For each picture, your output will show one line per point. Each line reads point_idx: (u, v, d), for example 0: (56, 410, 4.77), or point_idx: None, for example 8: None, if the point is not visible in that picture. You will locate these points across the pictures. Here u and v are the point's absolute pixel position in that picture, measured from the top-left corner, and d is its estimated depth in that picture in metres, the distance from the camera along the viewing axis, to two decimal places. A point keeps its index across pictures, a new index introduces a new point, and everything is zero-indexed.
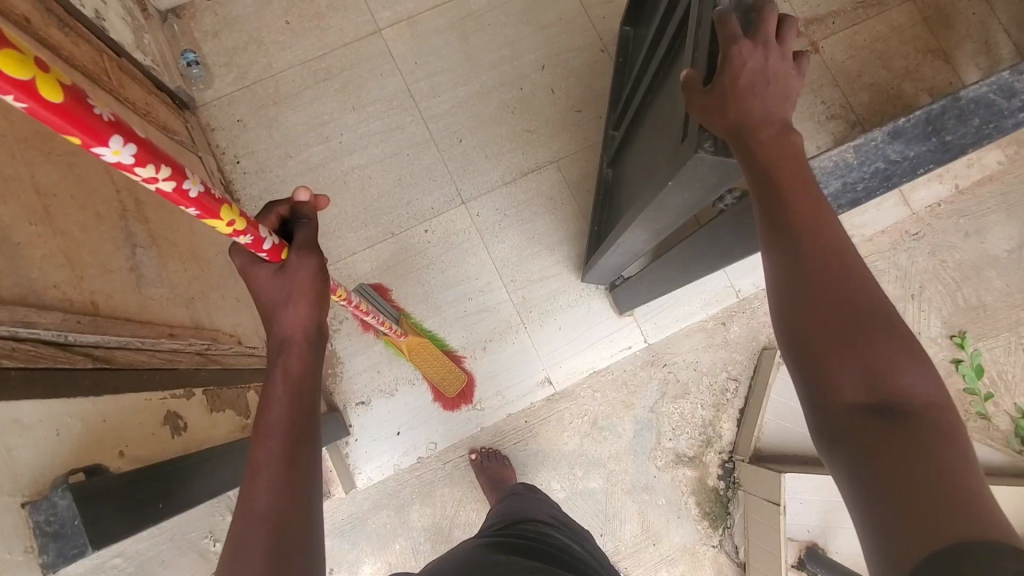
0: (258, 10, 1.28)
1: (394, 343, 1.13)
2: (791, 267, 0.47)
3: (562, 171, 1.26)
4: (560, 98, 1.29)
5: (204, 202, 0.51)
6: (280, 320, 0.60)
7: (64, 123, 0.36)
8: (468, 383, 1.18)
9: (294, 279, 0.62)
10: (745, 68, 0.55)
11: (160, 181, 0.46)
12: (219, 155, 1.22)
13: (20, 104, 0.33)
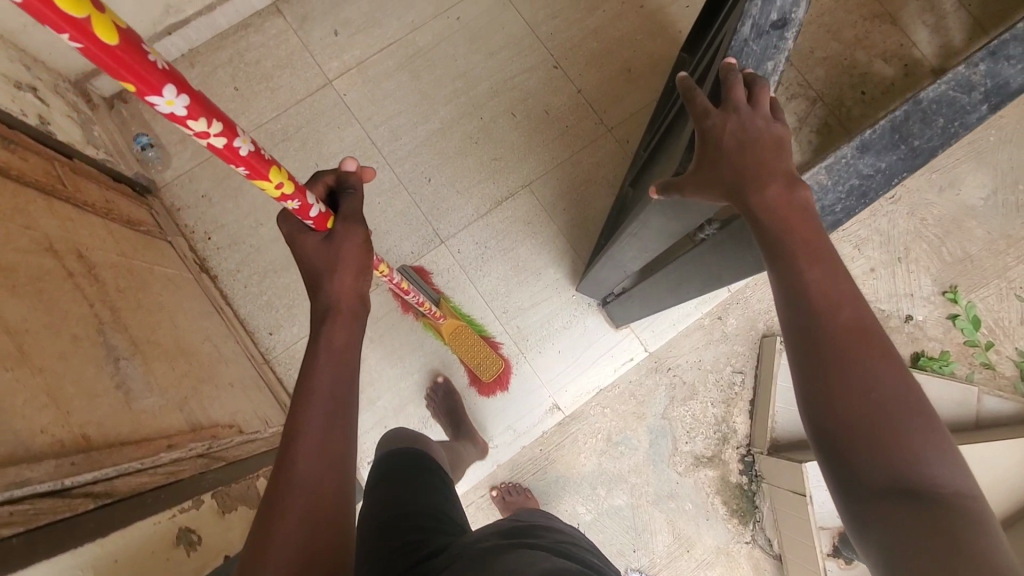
0: (204, 81, 1.26)
1: (435, 326, 1.14)
2: (813, 346, 0.47)
3: (536, 193, 1.25)
4: (522, 121, 1.28)
5: (253, 161, 0.54)
6: (333, 291, 0.60)
7: (119, 69, 0.38)
8: (505, 369, 1.18)
9: (339, 249, 0.62)
10: (725, 135, 0.54)
11: (207, 133, 0.48)
12: (189, 234, 1.20)
13: (75, 44, 0.35)
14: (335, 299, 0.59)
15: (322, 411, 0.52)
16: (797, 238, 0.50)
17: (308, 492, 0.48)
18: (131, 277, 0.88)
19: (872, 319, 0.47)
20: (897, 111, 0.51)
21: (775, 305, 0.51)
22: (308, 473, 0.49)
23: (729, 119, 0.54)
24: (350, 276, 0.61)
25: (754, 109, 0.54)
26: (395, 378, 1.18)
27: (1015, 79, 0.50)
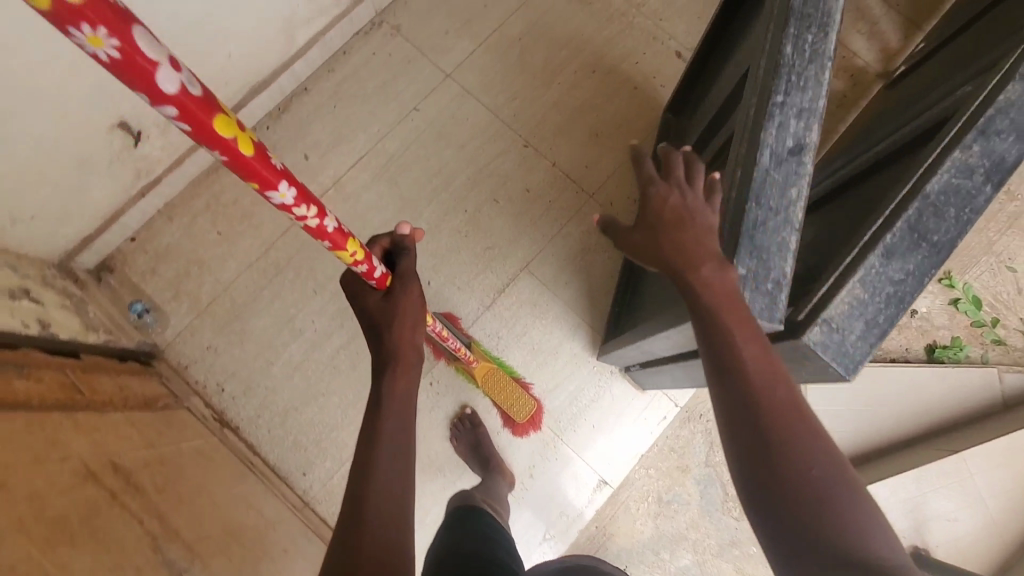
0: (186, 232, 1.25)
1: (468, 369, 1.17)
2: (750, 417, 0.48)
3: (536, 273, 1.27)
4: (506, 205, 1.29)
5: (336, 237, 0.71)
6: (399, 341, 0.75)
7: (252, 173, 0.54)
8: (537, 408, 1.19)
9: (400, 302, 0.79)
10: (665, 207, 0.59)
11: (306, 216, 0.65)
12: (203, 390, 1.18)
13: (223, 157, 0.51)
14: (399, 347, 0.75)
15: (394, 442, 0.65)
16: (728, 316, 0.53)
17: (384, 513, 0.58)
18: (165, 468, 0.86)
19: (805, 400, 0.49)
20: (911, 208, 0.50)
21: (711, 378, 0.52)
22: (387, 490, 0.60)
23: (669, 191, 0.60)
24: (412, 322, 0.78)
25: (691, 189, 0.60)
26: (439, 489, 1.18)
27: (1010, 153, 0.51)
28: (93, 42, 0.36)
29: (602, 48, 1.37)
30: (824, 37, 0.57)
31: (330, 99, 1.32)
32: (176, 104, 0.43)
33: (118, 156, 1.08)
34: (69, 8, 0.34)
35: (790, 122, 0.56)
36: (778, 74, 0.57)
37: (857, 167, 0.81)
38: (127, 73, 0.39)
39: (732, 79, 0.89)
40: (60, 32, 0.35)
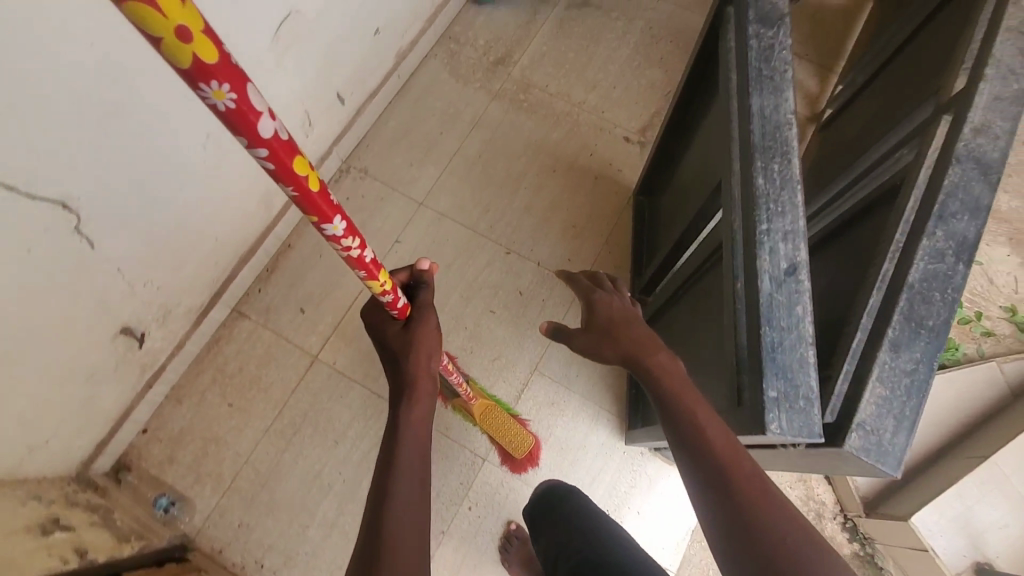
0: (197, 411, 1.25)
1: (466, 409, 1.20)
2: (718, 483, 0.59)
3: (547, 373, 1.29)
4: (503, 313, 1.33)
5: (372, 269, 0.73)
6: (417, 372, 0.82)
7: (315, 208, 0.58)
8: (536, 445, 1.21)
9: (419, 334, 0.85)
10: (609, 305, 0.84)
11: (350, 248, 0.68)
12: (242, 571, 1.15)
13: (293, 192, 0.55)
14: (416, 375, 0.82)
15: (410, 472, 0.71)
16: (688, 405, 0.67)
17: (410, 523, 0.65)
18: None
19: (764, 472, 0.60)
20: (901, 299, 0.55)
21: (683, 456, 0.64)
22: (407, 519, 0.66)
23: (611, 297, 0.85)
24: (428, 355, 0.85)
25: (621, 295, 0.87)
26: None
27: (969, 232, 0.58)
28: (214, 95, 0.41)
29: (556, 148, 1.47)
30: (788, 163, 0.61)
31: (315, 249, 1.37)
32: (268, 148, 0.47)
33: (123, 358, 1.10)
34: (202, 68, 0.38)
35: (781, 246, 0.58)
36: (756, 203, 0.59)
37: (839, 245, 0.87)
38: (235, 122, 0.44)
39: (698, 192, 0.93)
40: (188, 86, 0.40)
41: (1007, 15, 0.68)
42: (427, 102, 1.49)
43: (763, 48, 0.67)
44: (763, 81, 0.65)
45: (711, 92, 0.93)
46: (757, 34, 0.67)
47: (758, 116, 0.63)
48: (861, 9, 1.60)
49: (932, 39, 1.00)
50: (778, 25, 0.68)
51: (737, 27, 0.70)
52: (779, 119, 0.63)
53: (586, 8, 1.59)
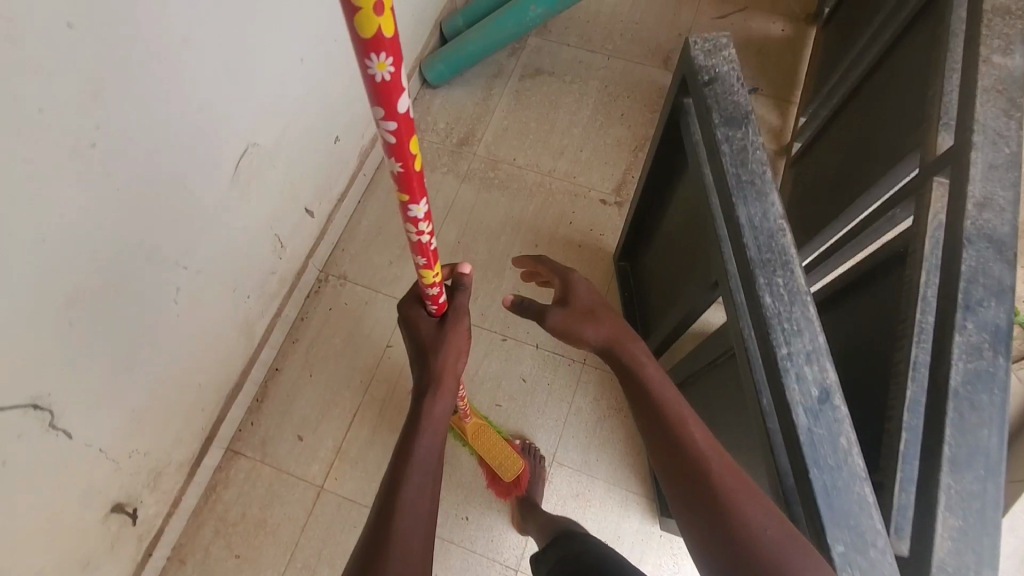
0: (203, 568, 1.16)
1: (460, 427, 1.18)
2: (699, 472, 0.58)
3: (566, 462, 1.21)
4: (509, 405, 1.26)
5: (432, 256, 0.74)
6: (441, 372, 0.79)
7: (411, 191, 0.62)
8: (525, 470, 1.15)
9: (450, 334, 0.82)
10: (586, 293, 0.82)
11: (422, 234, 0.70)
12: None
13: (399, 170, 0.60)
14: (441, 376, 0.79)
15: (425, 469, 0.69)
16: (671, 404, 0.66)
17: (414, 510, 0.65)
18: None
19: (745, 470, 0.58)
20: (950, 411, 0.53)
21: (666, 447, 0.63)
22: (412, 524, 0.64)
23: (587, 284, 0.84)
24: (456, 355, 0.83)
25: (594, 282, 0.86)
26: None
27: (1000, 318, 0.55)
28: (377, 65, 0.47)
29: (534, 222, 1.43)
30: (793, 273, 0.61)
31: (304, 369, 1.30)
32: (400, 122, 0.53)
33: (118, 536, 1.02)
34: (377, 37, 0.45)
35: (807, 369, 0.56)
36: (770, 327, 0.58)
37: (851, 311, 0.83)
38: (382, 93, 0.50)
39: (687, 283, 0.91)
40: (358, 55, 0.46)
41: (978, 76, 0.67)
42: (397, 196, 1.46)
43: (736, 151, 0.68)
44: (745, 186, 0.66)
45: (679, 176, 0.94)
46: (726, 138, 0.68)
47: (750, 227, 0.63)
48: (805, 40, 1.62)
49: (891, 80, 1.00)
50: (745, 124, 0.69)
51: (705, 130, 0.71)
52: (771, 227, 0.63)
53: (539, 75, 1.59)
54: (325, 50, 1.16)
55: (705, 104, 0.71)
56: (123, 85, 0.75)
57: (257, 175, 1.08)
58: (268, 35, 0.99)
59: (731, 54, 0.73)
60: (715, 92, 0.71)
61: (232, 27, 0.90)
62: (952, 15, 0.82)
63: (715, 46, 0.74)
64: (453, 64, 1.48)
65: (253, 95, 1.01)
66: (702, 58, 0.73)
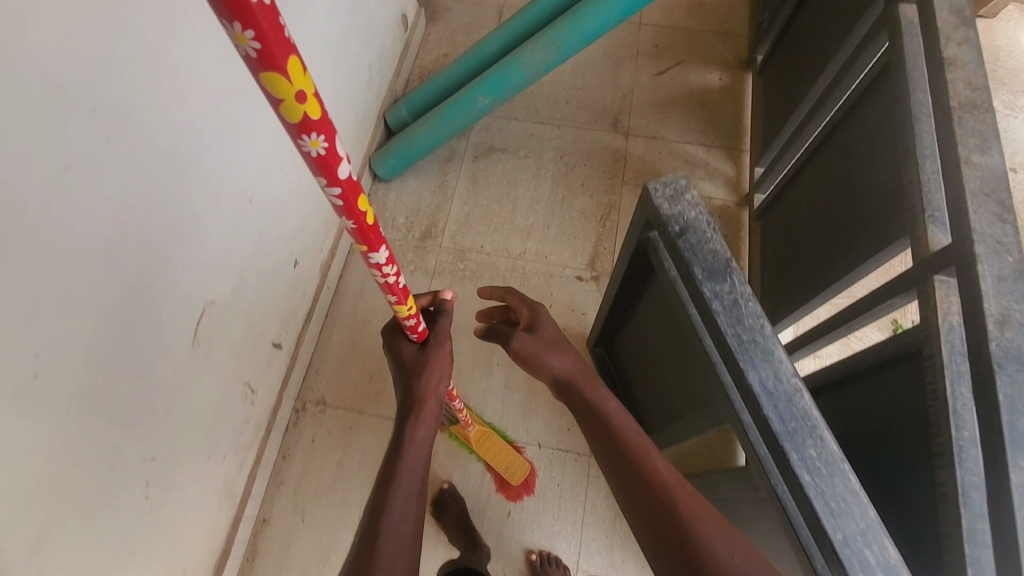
0: None
1: (463, 435, 1.18)
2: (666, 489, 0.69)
3: (591, 568, 1.16)
4: (521, 517, 1.19)
5: (402, 292, 0.73)
6: (426, 393, 0.83)
7: (367, 239, 0.60)
8: (531, 471, 1.21)
9: (433, 358, 0.86)
10: (550, 332, 0.97)
11: (387, 275, 0.69)
12: None
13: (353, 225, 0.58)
14: (425, 398, 0.82)
15: (409, 488, 0.70)
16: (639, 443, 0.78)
17: (400, 516, 0.67)
18: None
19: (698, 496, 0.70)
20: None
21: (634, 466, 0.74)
22: (400, 526, 0.66)
23: (550, 322, 1.00)
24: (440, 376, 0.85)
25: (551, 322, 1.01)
26: None
27: None
28: (310, 144, 0.45)
29: None
30: (823, 440, 0.60)
31: (296, 513, 1.21)
32: (344, 187, 0.51)
33: None
34: (305, 123, 0.43)
35: (867, 552, 0.54)
36: (817, 509, 0.56)
37: (867, 403, 0.82)
38: (320, 167, 0.48)
39: (693, 410, 0.89)
40: (290, 137, 0.44)
41: (964, 179, 0.68)
42: (366, 304, 1.39)
43: (728, 307, 0.68)
44: (747, 346, 0.66)
45: (653, 297, 0.95)
46: (715, 295, 0.69)
47: (766, 394, 0.63)
48: (744, 87, 1.66)
49: (844, 153, 1.03)
50: (728, 275, 0.70)
51: (688, 283, 0.72)
52: (786, 390, 0.63)
53: (493, 154, 1.55)
54: (274, 177, 1.09)
55: (682, 256, 0.72)
56: (60, 295, 0.66)
57: (219, 329, 1.00)
58: (213, 185, 0.91)
59: (694, 199, 0.75)
60: (688, 243, 0.72)
61: (179, 194, 0.84)
62: (911, 99, 0.84)
63: (677, 193, 0.76)
64: (405, 156, 1.42)
65: (206, 249, 0.93)
66: (666, 208, 0.75)
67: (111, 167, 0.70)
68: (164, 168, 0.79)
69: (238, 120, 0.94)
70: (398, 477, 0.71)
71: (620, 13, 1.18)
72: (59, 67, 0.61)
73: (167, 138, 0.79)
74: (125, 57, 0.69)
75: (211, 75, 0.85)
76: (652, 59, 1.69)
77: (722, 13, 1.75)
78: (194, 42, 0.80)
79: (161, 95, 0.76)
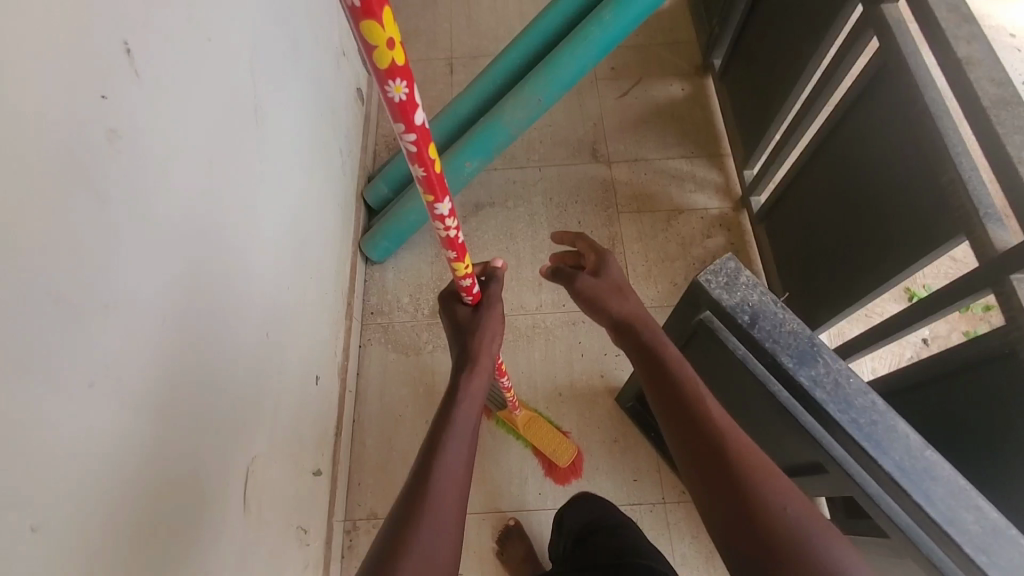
0: None
1: (511, 419, 1.23)
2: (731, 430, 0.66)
3: None
4: None
5: (461, 248, 0.74)
6: (479, 350, 0.77)
7: (434, 190, 0.63)
8: (579, 453, 1.23)
9: (485, 320, 0.81)
10: (617, 277, 0.87)
11: (449, 229, 0.71)
12: None
13: (423, 175, 0.61)
14: (480, 355, 0.76)
15: (461, 442, 0.64)
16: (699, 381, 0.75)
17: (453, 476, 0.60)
18: None
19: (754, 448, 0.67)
20: None
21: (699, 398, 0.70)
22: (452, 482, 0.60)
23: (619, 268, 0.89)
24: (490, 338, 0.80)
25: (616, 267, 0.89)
26: None
27: None
28: (394, 89, 0.48)
29: (547, 369, 1.32)
30: (982, 509, 0.54)
31: None
32: (418, 134, 0.54)
33: None
34: (391, 67, 0.46)
35: None
36: None
37: (963, 410, 0.81)
38: (398, 114, 0.51)
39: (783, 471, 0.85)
40: (376, 83, 0.47)
41: None
42: (394, 397, 1.31)
43: (833, 391, 0.61)
44: (871, 431, 0.59)
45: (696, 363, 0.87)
46: (814, 383, 0.61)
47: (904, 475, 0.56)
48: (708, 92, 1.67)
49: (862, 162, 1.01)
50: (817, 355, 0.63)
51: (777, 372, 0.64)
52: (925, 467, 0.56)
53: (482, 210, 1.50)
54: (282, 296, 1.01)
55: (762, 347, 0.64)
56: (110, 529, 0.58)
57: (264, 483, 0.90)
58: (235, 325, 0.84)
59: (752, 280, 0.67)
60: (764, 332, 0.64)
61: (203, 355, 0.75)
62: (925, 98, 0.85)
63: (731, 278, 0.68)
64: (392, 235, 1.35)
65: (238, 399, 0.84)
66: (726, 299, 0.66)
67: (137, 355, 0.62)
68: (184, 336, 0.71)
69: (243, 247, 0.87)
70: (452, 428, 0.65)
71: (597, 56, 1.16)
72: (71, 274, 0.53)
73: (184, 295, 0.71)
74: (131, 231, 0.61)
75: (211, 212, 0.77)
76: (612, 82, 1.68)
77: (666, 23, 1.77)
78: (191, 185, 0.73)
79: (169, 255, 0.68)
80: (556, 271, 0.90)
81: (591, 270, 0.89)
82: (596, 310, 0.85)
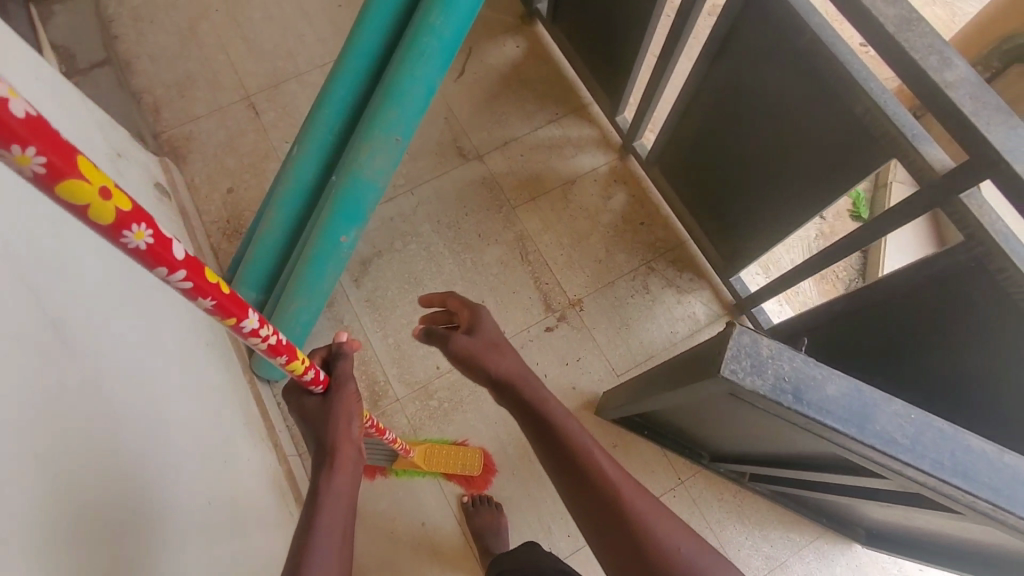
0: None
1: (409, 464, 1.13)
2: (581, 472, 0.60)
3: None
4: None
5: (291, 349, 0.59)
6: (336, 439, 0.64)
7: (234, 313, 0.47)
8: (485, 453, 1.19)
9: (340, 404, 0.67)
10: (490, 327, 0.73)
11: (269, 338, 0.55)
12: None
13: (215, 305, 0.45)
14: (339, 444, 0.63)
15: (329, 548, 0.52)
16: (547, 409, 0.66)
17: None
18: None
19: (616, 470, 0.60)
20: None
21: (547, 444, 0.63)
22: None
23: (491, 320, 0.74)
24: (349, 424, 0.66)
25: (484, 321, 0.73)
26: None
27: None
28: (133, 239, 0.33)
29: None
30: None
31: None
32: (190, 272, 0.39)
33: None
34: (119, 216, 0.31)
35: None
36: None
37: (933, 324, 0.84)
38: (151, 262, 0.36)
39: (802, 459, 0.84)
40: (101, 237, 0.32)
41: (958, 101, 0.65)
42: (373, 514, 1.14)
43: (903, 435, 0.53)
44: (955, 463, 0.53)
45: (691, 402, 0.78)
46: (886, 440, 0.53)
47: (999, 493, 0.52)
48: (544, 40, 1.53)
49: (763, 97, 0.95)
50: (871, 401, 0.54)
51: (837, 440, 0.55)
52: (1012, 474, 0.53)
53: (371, 264, 1.29)
54: (222, 494, 0.81)
55: (821, 427, 0.54)
56: None
57: None
58: (181, 516, 0.68)
59: (776, 353, 0.55)
60: (815, 407, 0.54)
61: None
62: (813, 25, 0.81)
63: (754, 357, 0.56)
64: None
65: None
66: (760, 384, 0.55)
67: None
68: None
69: (156, 433, 0.69)
70: (316, 535, 0.53)
71: (443, 65, 0.96)
72: None
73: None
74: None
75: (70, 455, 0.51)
76: None
77: None
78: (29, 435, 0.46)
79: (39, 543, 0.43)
80: (428, 335, 0.75)
81: (465, 328, 0.74)
82: (473, 369, 0.70)
